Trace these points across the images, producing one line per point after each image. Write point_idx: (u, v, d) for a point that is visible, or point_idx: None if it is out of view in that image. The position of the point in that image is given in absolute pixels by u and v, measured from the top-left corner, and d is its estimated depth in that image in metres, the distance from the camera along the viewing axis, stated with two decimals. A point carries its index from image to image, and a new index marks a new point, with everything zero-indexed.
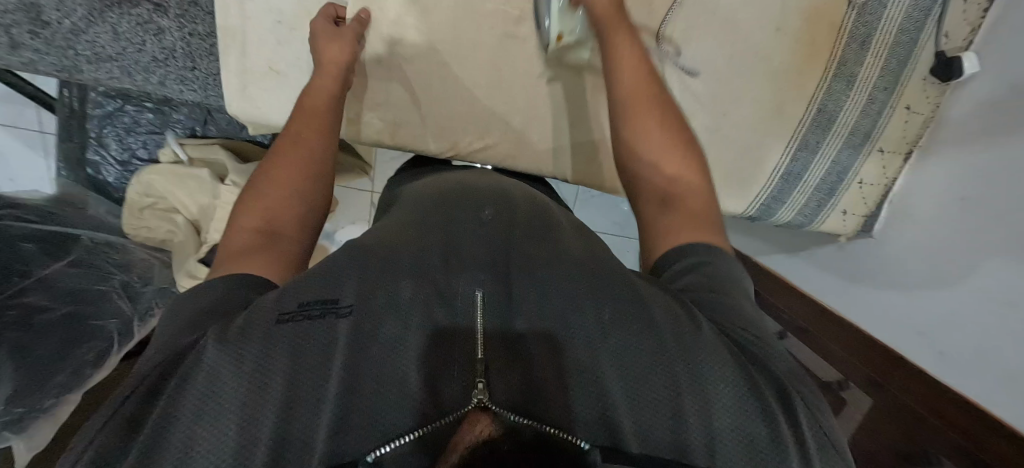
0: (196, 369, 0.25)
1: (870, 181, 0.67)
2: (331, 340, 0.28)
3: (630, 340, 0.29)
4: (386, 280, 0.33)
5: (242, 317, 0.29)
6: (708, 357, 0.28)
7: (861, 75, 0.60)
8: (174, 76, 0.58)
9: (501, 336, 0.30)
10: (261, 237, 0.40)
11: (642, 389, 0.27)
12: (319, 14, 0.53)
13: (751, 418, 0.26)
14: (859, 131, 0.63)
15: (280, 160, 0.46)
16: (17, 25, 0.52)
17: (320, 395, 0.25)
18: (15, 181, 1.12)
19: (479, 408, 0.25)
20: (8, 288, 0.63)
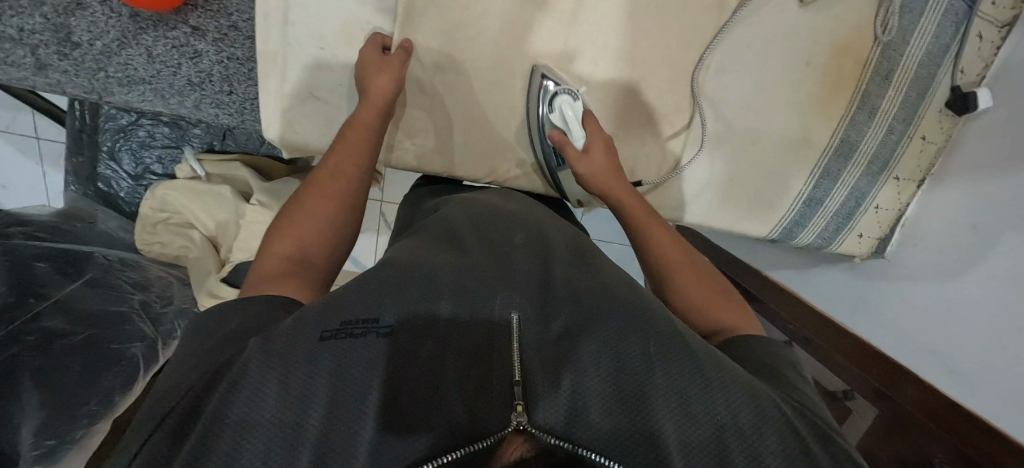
0: (241, 382, 0.26)
1: (887, 207, 0.69)
2: (373, 359, 0.29)
3: (676, 370, 0.31)
4: (420, 311, 0.32)
5: (285, 325, 0.30)
6: (739, 386, 0.31)
7: (882, 107, 0.63)
8: (209, 100, 0.57)
9: (542, 360, 0.31)
10: (293, 263, 0.40)
11: (688, 416, 0.29)
12: (367, 43, 0.54)
13: (789, 445, 0.28)
14: (877, 161, 0.66)
15: (319, 183, 0.46)
16: (44, 46, 0.51)
17: (358, 410, 0.26)
18: (7, 188, 1.08)
19: (517, 431, 0.26)
20: (23, 313, 0.61)
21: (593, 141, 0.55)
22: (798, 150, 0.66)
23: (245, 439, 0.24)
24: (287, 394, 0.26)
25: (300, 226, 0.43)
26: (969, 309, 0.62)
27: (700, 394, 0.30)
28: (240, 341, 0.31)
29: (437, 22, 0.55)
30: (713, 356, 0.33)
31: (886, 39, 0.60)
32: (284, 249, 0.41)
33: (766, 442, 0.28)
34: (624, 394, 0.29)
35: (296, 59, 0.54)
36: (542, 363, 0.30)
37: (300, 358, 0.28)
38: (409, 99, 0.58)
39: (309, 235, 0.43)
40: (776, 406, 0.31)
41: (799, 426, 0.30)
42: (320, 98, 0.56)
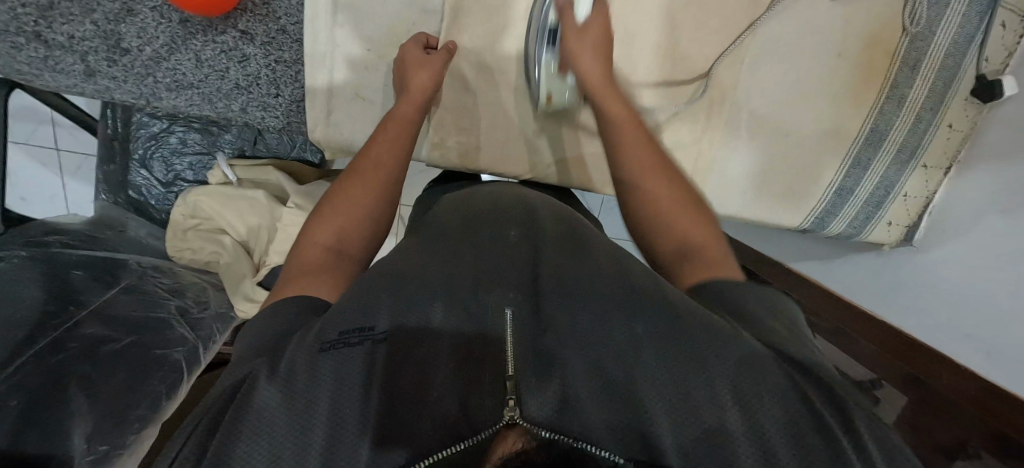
0: (249, 404, 0.28)
1: (915, 194, 0.71)
2: (371, 364, 0.32)
3: (666, 349, 0.31)
4: (413, 322, 0.35)
5: (290, 350, 0.32)
6: (740, 355, 0.30)
7: (911, 97, 0.64)
8: (256, 103, 0.57)
9: (535, 356, 0.35)
10: (332, 257, 0.41)
11: (680, 400, 0.29)
12: (411, 41, 0.54)
13: (794, 412, 0.27)
14: (906, 148, 0.67)
15: (351, 177, 0.47)
16: (94, 53, 0.52)
17: (363, 412, 0.29)
18: (28, 200, 1.08)
19: (510, 425, 0.31)
20: (65, 321, 0.62)
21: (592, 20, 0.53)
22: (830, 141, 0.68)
23: (257, 447, 0.27)
24: (292, 408, 0.28)
25: (338, 221, 0.44)
26: (981, 295, 0.66)
27: (695, 372, 0.30)
28: (279, 344, 0.33)
29: (479, 23, 0.57)
30: (714, 324, 0.32)
31: (914, 30, 0.61)
32: (324, 242, 0.42)
33: (768, 414, 0.27)
34: (609, 386, 0.32)
35: (343, 61, 0.55)
36: (529, 365, 0.34)
37: (305, 373, 0.30)
38: (451, 98, 0.59)
39: (348, 231, 0.44)
40: (790, 379, 0.29)
41: (809, 391, 0.29)
42: (366, 98, 0.57)
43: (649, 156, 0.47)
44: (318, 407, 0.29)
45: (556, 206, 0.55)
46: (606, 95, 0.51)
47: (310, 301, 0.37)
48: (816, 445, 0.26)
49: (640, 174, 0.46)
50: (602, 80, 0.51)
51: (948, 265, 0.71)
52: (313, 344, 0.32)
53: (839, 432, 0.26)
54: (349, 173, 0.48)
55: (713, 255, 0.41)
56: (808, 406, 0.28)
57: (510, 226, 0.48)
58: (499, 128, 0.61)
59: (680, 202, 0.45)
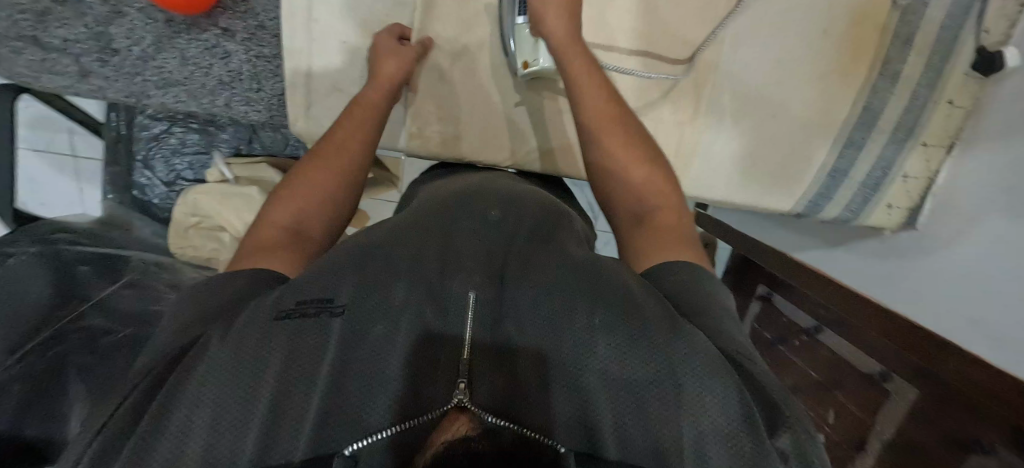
0: (196, 368, 0.28)
1: (916, 174, 0.67)
2: (321, 341, 0.30)
3: (623, 346, 0.31)
4: (372, 300, 0.34)
5: (244, 317, 0.32)
6: (691, 356, 0.29)
7: (905, 73, 0.62)
8: (240, 98, 0.59)
9: (490, 340, 0.33)
10: (289, 235, 0.42)
11: (631, 402, 0.29)
12: (384, 33, 0.55)
13: (734, 418, 0.27)
14: (903, 127, 0.64)
15: (316, 159, 0.48)
16: (87, 54, 0.55)
17: (308, 387, 0.28)
18: (47, 205, 1.13)
19: (457, 408, 0.28)
20: (68, 314, 0.65)
21: None
22: (819, 123, 0.66)
23: (195, 412, 0.26)
24: (238, 376, 0.28)
25: (297, 200, 0.44)
26: (994, 273, 0.62)
27: (648, 372, 0.29)
28: (224, 313, 0.33)
29: (453, 12, 0.57)
30: (670, 323, 0.32)
31: (904, 3, 0.59)
32: (282, 221, 0.42)
33: (708, 418, 0.27)
34: (562, 376, 0.31)
35: (320, 55, 0.56)
36: (484, 355, 0.32)
37: (257, 341, 0.30)
38: (428, 87, 0.59)
39: (307, 212, 0.44)
40: (735, 383, 0.29)
41: (749, 398, 0.29)
42: (344, 90, 0.58)
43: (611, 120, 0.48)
44: (263, 378, 0.28)
45: (543, 199, 0.54)
46: (572, 54, 0.51)
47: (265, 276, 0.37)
48: (747, 452, 0.26)
49: (606, 143, 0.47)
50: (570, 46, 0.51)
51: (961, 252, 0.67)
52: (271, 306, 0.32)
53: (768, 436, 0.27)
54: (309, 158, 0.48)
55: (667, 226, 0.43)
56: (748, 414, 0.28)
57: (493, 209, 0.48)
58: (478, 118, 0.61)
59: (642, 174, 0.46)
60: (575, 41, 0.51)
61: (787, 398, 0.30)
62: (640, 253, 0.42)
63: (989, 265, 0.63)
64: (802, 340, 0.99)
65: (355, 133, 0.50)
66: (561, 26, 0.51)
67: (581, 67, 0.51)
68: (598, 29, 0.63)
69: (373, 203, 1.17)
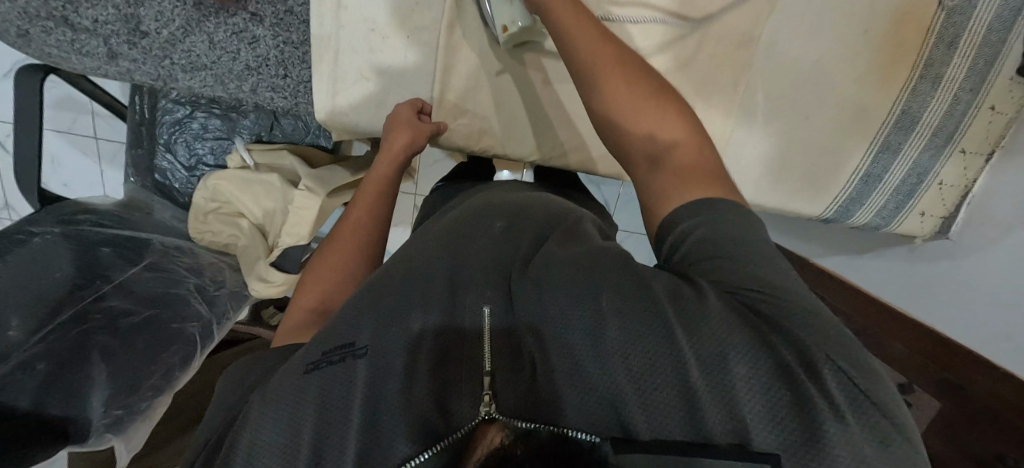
0: (242, 435, 0.32)
1: (951, 183, 0.66)
2: (350, 378, 0.33)
3: (627, 321, 0.28)
4: (393, 335, 0.35)
5: (278, 379, 0.35)
6: (701, 308, 0.26)
7: (947, 76, 0.59)
8: (265, 84, 0.59)
9: (507, 353, 0.33)
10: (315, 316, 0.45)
11: (649, 377, 0.26)
12: (406, 105, 0.57)
13: (762, 368, 0.24)
14: (940, 134, 0.62)
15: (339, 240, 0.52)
16: (116, 36, 0.54)
17: (344, 420, 0.31)
18: (69, 185, 1.15)
19: (486, 421, 0.29)
20: (92, 292, 0.67)
21: None
22: (854, 129, 0.64)
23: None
24: (281, 428, 0.31)
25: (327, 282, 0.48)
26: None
27: (655, 341, 0.27)
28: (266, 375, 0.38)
29: None
30: (669, 282, 0.29)
31: (952, 3, 0.56)
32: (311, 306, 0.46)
33: (736, 372, 0.24)
34: (579, 367, 0.29)
35: (347, 42, 0.56)
36: (499, 360, 0.33)
37: (294, 394, 0.33)
38: (456, 78, 0.58)
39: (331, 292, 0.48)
40: (753, 324, 0.25)
41: (777, 340, 0.25)
42: (371, 81, 0.58)
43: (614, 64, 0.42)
44: (303, 424, 0.31)
45: (547, 203, 0.55)
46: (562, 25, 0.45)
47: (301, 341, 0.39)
48: (785, 403, 0.23)
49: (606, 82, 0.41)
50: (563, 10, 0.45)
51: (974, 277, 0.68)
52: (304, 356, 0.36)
53: (803, 376, 0.23)
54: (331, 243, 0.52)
55: (693, 169, 0.36)
56: (778, 361, 0.24)
57: (499, 219, 0.50)
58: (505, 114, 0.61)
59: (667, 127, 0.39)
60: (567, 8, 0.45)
61: (822, 320, 0.25)
62: (656, 199, 0.36)
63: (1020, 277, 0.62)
64: None
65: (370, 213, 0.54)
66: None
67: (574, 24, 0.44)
68: (630, 23, 0.62)
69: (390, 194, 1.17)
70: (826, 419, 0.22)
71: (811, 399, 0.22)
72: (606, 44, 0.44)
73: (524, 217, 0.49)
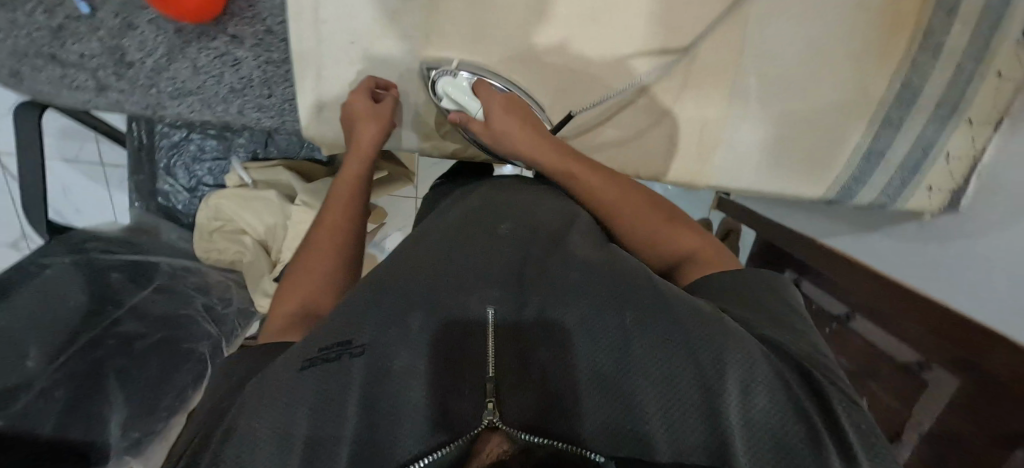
0: (230, 433, 0.29)
1: (957, 154, 0.63)
2: (347, 378, 0.32)
3: (660, 345, 0.32)
4: (392, 335, 0.35)
5: (274, 368, 0.33)
6: (733, 343, 0.31)
7: (949, 45, 0.55)
8: (252, 104, 0.58)
9: (517, 360, 0.35)
10: (301, 315, 0.45)
11: (674, 397, 0.30)
12: (359, 88, 0.55)
13: (779, 399, 0.30)
14: (946, 105, 0.59)
15: (317, 236, 0.51)
16: (103, 68, 0.56)
17: (339, 420, 0.30)
18: (82, 212, 1.18)
19: (490, 429, 0.30)
20: (107, 318, 0.69)
21: (491, 105, 0.56)
22: (853, 107, 0.63)
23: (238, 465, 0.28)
24: (274, 420, 0.30)
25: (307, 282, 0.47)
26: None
27: (683, 365, 0.31)
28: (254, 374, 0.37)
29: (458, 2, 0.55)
30: (698, 311, 0.35)
31: None
32: (294, 307, 0.45)
33: (759, 402, 0.29)
34: (599, 379, 0.32)
35: (329, 56, 0.56)
36: (508, 366, 0.34)
37: (288, 392, 0.31)
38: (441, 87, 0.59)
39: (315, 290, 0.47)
40: (772, 363, 0.32)
41: (791, 379, 0.31)
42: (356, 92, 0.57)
43: (609, 194, 0.53)
44: (298, 417, 0.30)
45: (551, 197, 0.55)
46: (556, 168, 0.54)
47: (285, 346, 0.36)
48: (796, 429, 0.28)
49: (613, 218, 0.52)
50: (552, 157, 0.54)
51: (987, 247, 0.67)
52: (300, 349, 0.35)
53: (811, 410, 0.29)
54: (309, 242, 0.52)
55: (706, 253, 0.48)
56: (791, 396, 0.30)
57: (504, 220, 0.50)
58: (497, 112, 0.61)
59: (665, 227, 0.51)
60: (557, 152, 0.55)
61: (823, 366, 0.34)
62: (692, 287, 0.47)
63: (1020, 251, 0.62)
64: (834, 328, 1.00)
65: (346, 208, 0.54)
66: (534, 148, 0.55)
67: (567, 166, 0.54)
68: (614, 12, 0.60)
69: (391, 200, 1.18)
70: (830, 446, 0.27)
71: (820, 432, 0.28)
72: (593, 175, 0.54)
73: (534, 220, 0.50)
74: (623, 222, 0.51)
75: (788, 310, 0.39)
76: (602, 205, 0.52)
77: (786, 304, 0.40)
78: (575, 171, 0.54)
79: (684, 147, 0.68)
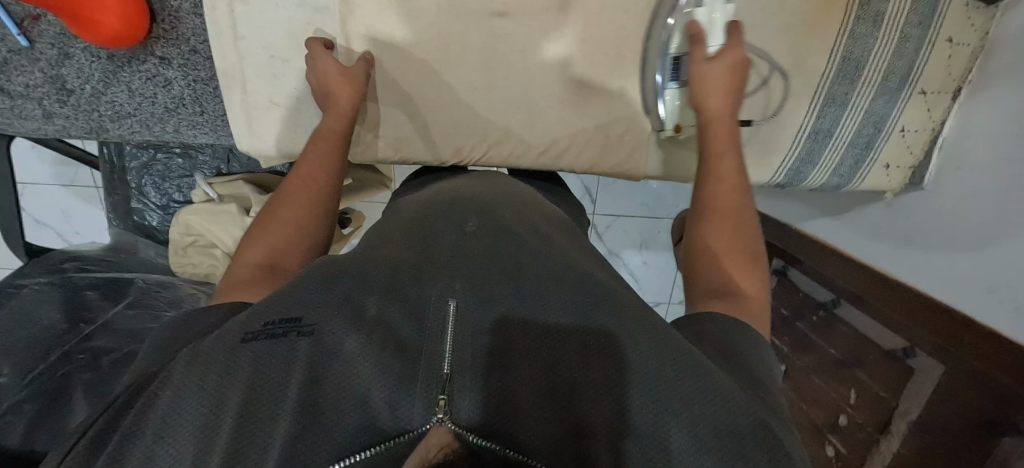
0: (159, 398, 0.27)
1: (914, 128, 0.66)
2: (290, 355, 0.29)
3: (621, 370, 0.31)
4: (342, 317, 0.32)
5: (209, 340, 0.31)
6: (687, 377, 0.30)
7: (888, 12, 0.58)
8: (187, 122, 0.63)
9: (480, 356, 0.31)
10: (262, 271, 0.42)
11: (625, 424, 0.28)
12: (314, 48, 0.56)
13: (725, 437, 0.28)
14: (894, 76, 0.62)
15: (291, 184, 0.49)
16: (47, 97, 0.59)
17: (275, 409, 0.26)
18: (80, 233, 1.24)
19: (442, 427, 0.26)
20: (76, 336, 0.72)
21: (728, 49, 0.54)
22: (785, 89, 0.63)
23: (159, 446, 0.25)
24: (206, 394, 0.27)
25: (275, 229, 0.45)
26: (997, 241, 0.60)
27: (639, 391, 0.30)
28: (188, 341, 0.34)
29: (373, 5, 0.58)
30: (665, 340, 0.33)
31: None
32: (256, 258, 0.43)
33: (705, 432, 0.28)
34: (553, 395, 0.30)
35: (251, 74, 0.59)
36: (463, 361, 0.30)
37: (221, 364, 0.28)
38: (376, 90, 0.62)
39: (281, 243, 0.44)
40: (728, 395, 0.30)
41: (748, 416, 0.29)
42: (281, 104, 0.61)
43: (726, 196, 0.48)
44: (228, 391, 0.27)
45: (521, 204, 0.54)
46: (715, 129, 0.53)
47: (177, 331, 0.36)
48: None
49: (707, 216, 0.47)
50: (721, 120, 0.54)
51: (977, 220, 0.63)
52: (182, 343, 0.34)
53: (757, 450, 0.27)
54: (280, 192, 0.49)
55: (747, 302, 0.41)
56: (739, 432, 0.28)
57: (470, 218, 0.48)
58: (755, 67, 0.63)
59: (733, 253, 0.44)
60: (729, 118, 0.54)
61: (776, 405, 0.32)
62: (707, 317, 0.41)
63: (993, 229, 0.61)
64: (821, 315, 0.94)
65: (326, 161, 0.52)
66: (715, 103, 0.54)
67: (725, 148, 0.52)
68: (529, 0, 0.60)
69: (368, 206, 1.20)
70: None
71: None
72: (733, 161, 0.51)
73: (491, 215, 0.49)
74: (710, 227, 0.47)
75: (749, 339, 0.37)
76: (717, 195, 0.48)
77: (761, 355, 0.36)
78: (724, 136, 0.53)
79: (611, 133, 0.67)
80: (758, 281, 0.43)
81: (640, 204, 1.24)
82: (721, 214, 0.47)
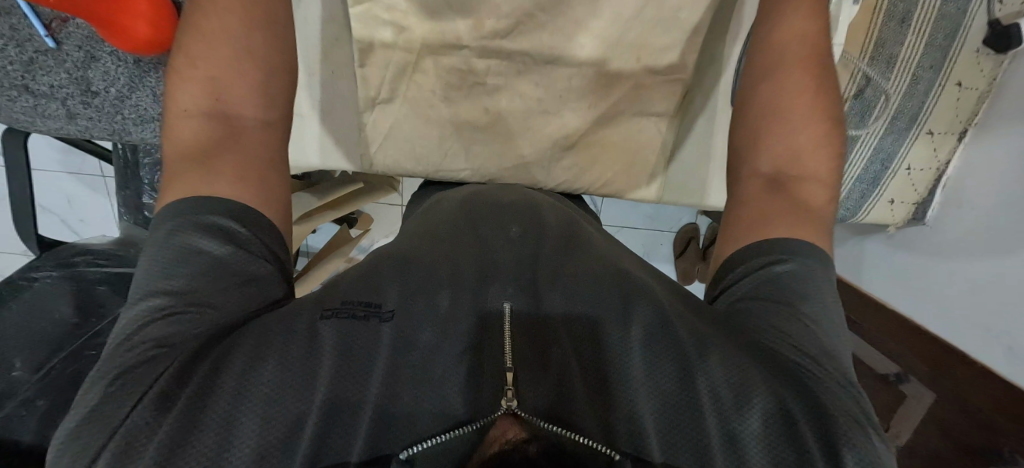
0: (221, 368, 0.29)
1: (919, 165, 0.73)
2: (374, 340, 0.32)
3: (661, 353, 0.33)
4: (420, 309, 0.35)
5: (280, 322, 0.32)
6: (723, 363, 0.32)
7: (901, 55, 0.69)
8: None
9: (530, 344, 0.33)
10: (220, 129, 0.41)
11: (674, 413, 0.30)
12: None
13: (772, 422, 0.29)
14: (902, 115, 0.71)
15: (215, 35, 0.44)
16: (71, 98, 0.60)
17: (355, 408, 0.28)
18: (86, 222, 1.24)
19: (509, 416, 0.26)
20: (88, 331, 0.72)
21: None
22: None
23: (231, 422, 0.26)
24: (285, 370, 0.29)
25: (213, 77, 0.43)
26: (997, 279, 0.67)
27: (681, 376, 0.32)
28: (249, 314, 0.34)
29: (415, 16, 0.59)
30: (702, 336, 0.34)
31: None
32: (203, 113, 0.42)
33: (750, 425, 0.29)
34: (603, 385, 0.31)
35: None
36: (524, 357, 0.32)
37: (299, 351, 0.30)
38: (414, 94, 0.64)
39: (226, 96, 0.43)
40: (767, 379, 0.32)
41: (795, 406, 0.30)
42: None
43: (811, 89, 0.46)
44: (310, 374, 0.29)
45: (555, 209, 0.55)
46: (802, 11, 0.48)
47: (217, 269, 0.35)
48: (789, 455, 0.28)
49: (788, 115, 0.45)
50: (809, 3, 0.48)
51: (975, 260, 0.70)
52: None
53: (813, 449, 0.28)
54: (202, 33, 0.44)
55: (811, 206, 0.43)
56: (786, 416, 0.29)
57: (515, 223, 0.49)
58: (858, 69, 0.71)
59: (814, 149, 0.45)
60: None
61: (839, 400, 0.31)
62: (765, 220, 0.42)
63: (998, 262, 0.67)
64: None
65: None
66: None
67: (816, 32, 0.47)
68: None
69: (377, 207, 1.20)
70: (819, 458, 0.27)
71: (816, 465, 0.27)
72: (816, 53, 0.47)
73: (539, 224, 0.49)
74: (798, 123, 0.45)
75: (816, 320, 0.36)
76: (802, 89, 0.46)
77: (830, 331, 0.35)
78: (801, 19, 0.48)
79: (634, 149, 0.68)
80: (832, 175, 0.44)
81: (646, 216, 1.26)
82: (800, 105, 0.45)
